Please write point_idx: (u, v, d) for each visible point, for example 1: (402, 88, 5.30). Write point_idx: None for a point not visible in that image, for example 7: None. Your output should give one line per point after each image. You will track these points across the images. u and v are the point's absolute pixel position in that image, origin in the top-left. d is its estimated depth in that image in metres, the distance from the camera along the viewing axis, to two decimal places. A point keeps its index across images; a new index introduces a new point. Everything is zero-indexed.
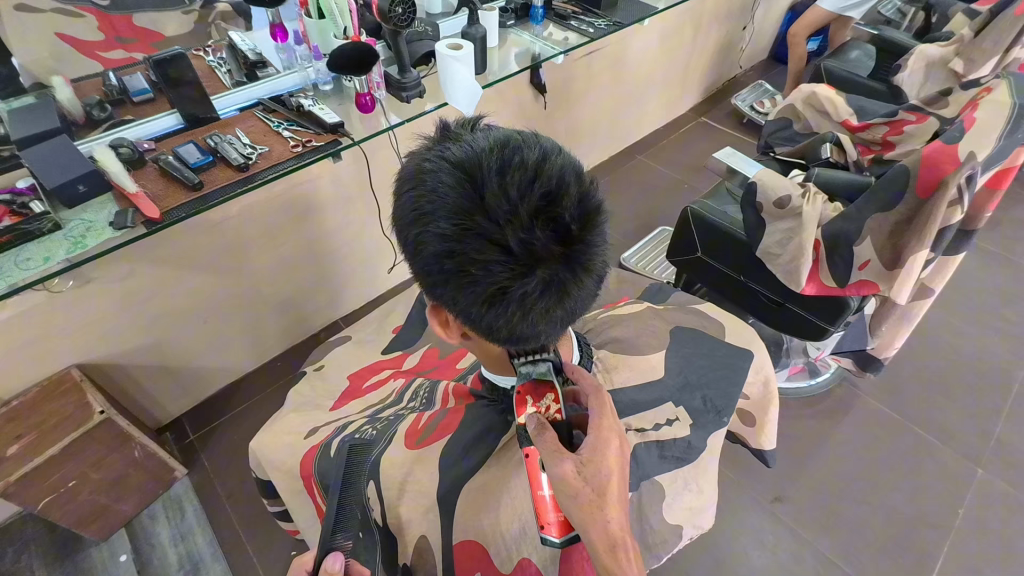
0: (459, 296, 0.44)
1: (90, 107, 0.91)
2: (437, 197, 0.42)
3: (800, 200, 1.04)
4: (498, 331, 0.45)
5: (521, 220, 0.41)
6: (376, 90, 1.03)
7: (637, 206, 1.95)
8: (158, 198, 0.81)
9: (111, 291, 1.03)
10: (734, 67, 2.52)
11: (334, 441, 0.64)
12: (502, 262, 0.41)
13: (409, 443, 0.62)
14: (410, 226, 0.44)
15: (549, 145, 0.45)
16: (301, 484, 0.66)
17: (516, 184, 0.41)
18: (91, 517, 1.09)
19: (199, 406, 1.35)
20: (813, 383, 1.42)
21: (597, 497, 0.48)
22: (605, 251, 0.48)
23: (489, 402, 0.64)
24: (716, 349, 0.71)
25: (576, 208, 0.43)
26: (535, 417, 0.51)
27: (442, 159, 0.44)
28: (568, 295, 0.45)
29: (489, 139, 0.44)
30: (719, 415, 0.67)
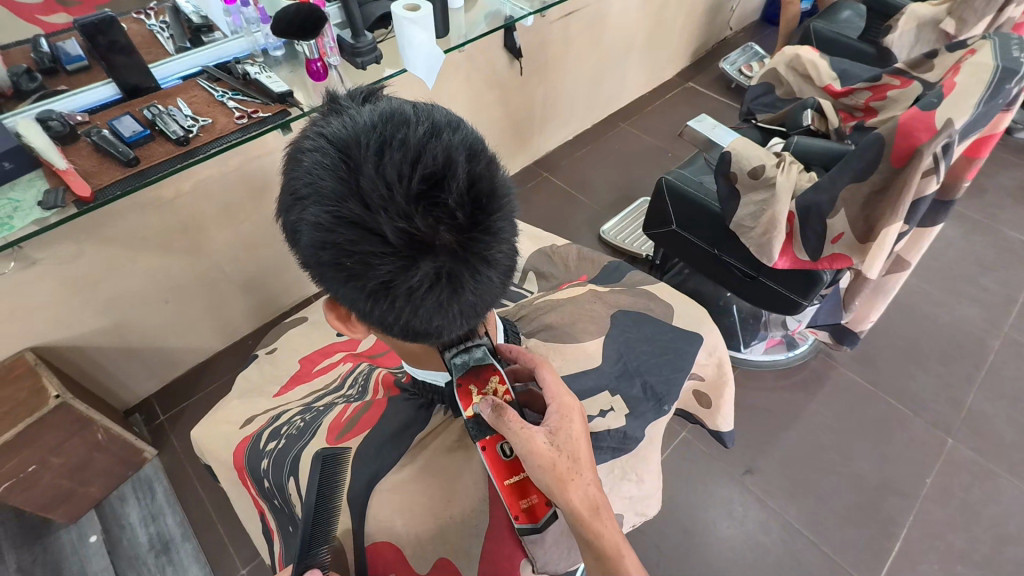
0: (346, 290, 0.41)
1: (17, 76, 0.85)
2: (311, 181, 0.39)
3: (774, 171, 1.00)
4: (388, 324, 0.42)
5: (399, 207, 0.37)
6: (329, 56, 0.96)
7: (618, 176, 1.91)
8: (91, 175, 0.77)
9: (60, 272, 0.99)
10: (723, 28, 2.42)
11: (264, 434, 0.65)
12: (380, 253, 0.38)
13: (329, 438, 0.60)
14: (291, 212, 0.41)
15: (442, 118, 0.41)
16: (238, 474, 0.67)
17: (394, 166, 0.37)
18: (56, 501, 1.08)
19: (168, 387, 1.33)
20: (790, 356, 1.41)
21: (569, 462, 0.50)
22: (512, 237, 0.44)
23: (410, 396, 0.62)
24: (662, 333, 0.68)
25: (466, 193, 0.39)
26: (488, 401, 0.48)
27: (321, 137, 0.40)
28: (463, 289, 0.42)
29: (373, 113, 0.40)
30: (660, 403, 0.65)
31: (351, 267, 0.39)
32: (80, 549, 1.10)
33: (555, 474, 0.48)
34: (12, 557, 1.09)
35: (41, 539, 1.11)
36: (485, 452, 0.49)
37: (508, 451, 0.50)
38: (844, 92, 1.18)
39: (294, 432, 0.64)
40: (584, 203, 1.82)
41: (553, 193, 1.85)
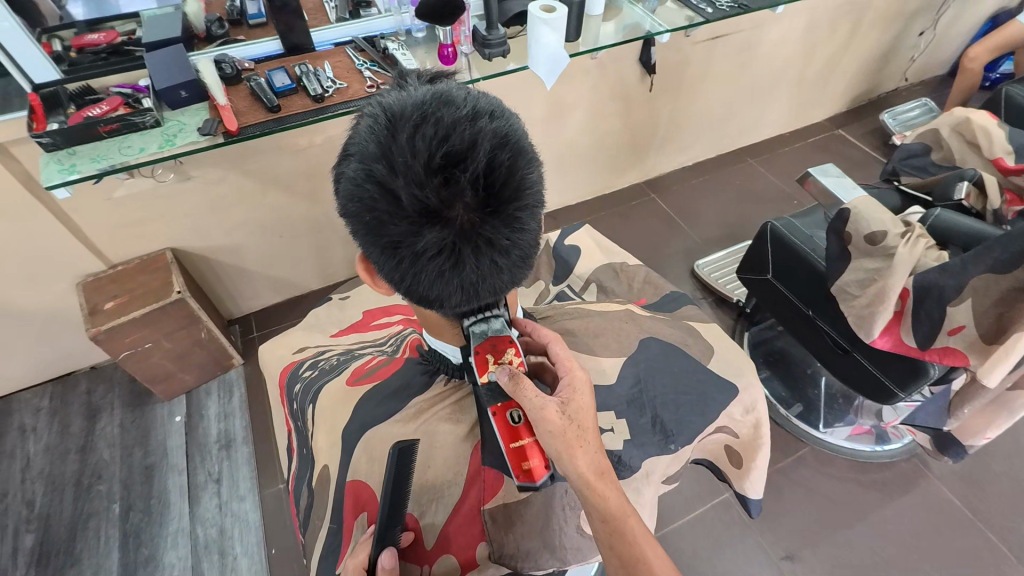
0: (366, 242, 0.45)
1: (210, 24, 1.01)
2: (359, 141, 0.43)
3: (897, 240, 0.89)
4: (395, 281, 0.46)
5: (417, 177, 0.40)
6: (462, 44, 1.03)
7: (730, 213, 1.80)
8: (241, 113, 0.90)
9: (206, 191, 1.17)
10: (896, 78, 2.17)
11: (307, 365, 0.74)
12: (393, 214, 0.41)
13: (348, 379, 0.67)
14: (342, 165, 0.46)
15: (486, 107, 0.43)
16: (282, 394, 0.76)
17: (423, 138, 0.40)
18: (159, 378, 1.27)
19: (266, 309, 1.51)
20: (878, 450, 1.25)
21: (577, 431, 0.53)
22: (528, 231, 0.46)
23: (422, 362, 0.65)
24: (691, 372, 0.65)
25: (484, 179, 0.41)
26: (504, 369, 0.51)
27: (378, 106, 0.44)
28: (464, 266, 0.44)
29: (428, 91, 0.43)
30: (667, 441, 0.62)
31: (370, 223, 0.43)
32: (167, 424, 1.30)
33: (564, 440, 0.52)
34: (120, 413, 1.31)
35: (142, 406, 1.32)
36: (494, 418, 0.51)
37: (518, 418, 0.51)
38: (1016, 170, 1.02)
39: (327, 367, 0.72)
40: (685, 233, 1.74)
41: (656, 216, 1.79)
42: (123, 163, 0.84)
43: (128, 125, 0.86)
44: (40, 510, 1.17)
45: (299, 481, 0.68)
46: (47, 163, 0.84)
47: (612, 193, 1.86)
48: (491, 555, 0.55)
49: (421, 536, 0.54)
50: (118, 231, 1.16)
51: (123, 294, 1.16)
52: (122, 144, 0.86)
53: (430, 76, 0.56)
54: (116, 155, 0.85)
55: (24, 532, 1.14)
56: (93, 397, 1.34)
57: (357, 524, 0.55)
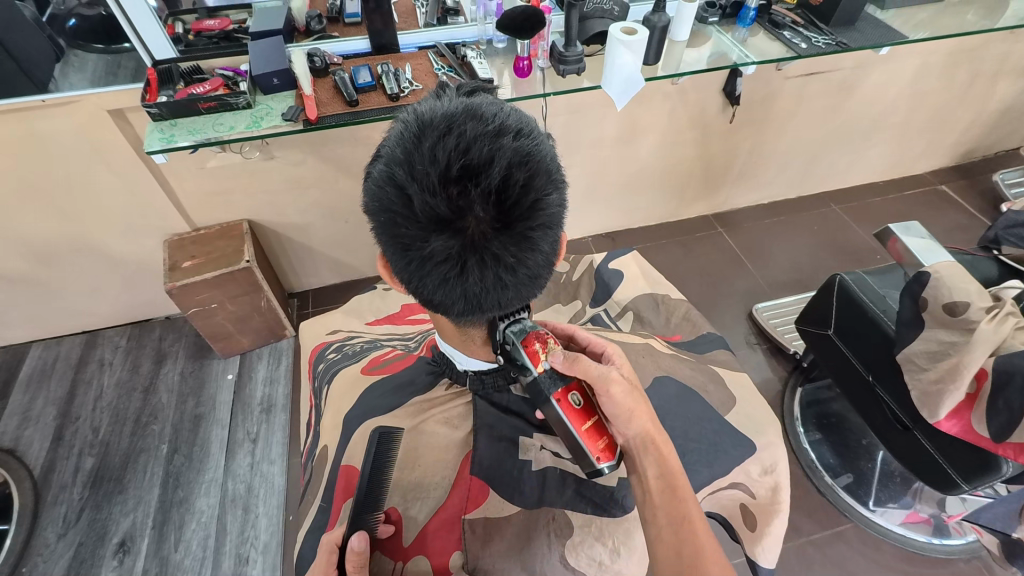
0: (382, 240, 0.47)
1: (310, 19, 1.09)
2: (388, 143, 0.45)
3: (980, 314, 0.79)
4: (405, 280, 0.48)
5: (433, 186, 0.41)
6: (538, 57, 1.06)
7: (801, 259, 1.70)
8: (323, 104, 0.96)
9: (285, 172, 1.26)
10: (1017, 137, 1.96)
11: (334, 348, 0.79)
12: (407, 216, 0.43)
13: (364, 367, 0.71)
14: (372, 164, 0.48)
15: (514, 124, 0.43)
16: (310, 371, 0.80)
17: (444, 149, 0.41)
18: (219, 336, 1.38)
19: (324, 288, 1.60)
20: (934, 543, 1.13)
21: (638, 393, 0.58)
22: (540, 251, 0.46)
23: (432, 365, 0.67)
24: (706, 421, 0.63)
25: (498, 195, 0.42)
26: (556, 353, 0.53)
27: (413, 112, 0.46)
28: (470, 276, 0.44)
29: (460, 102, 0.45)
30: None
31: (386, 223, 0.45)
32: (219, 379, 1.40)
33: (632, 402, 0.56)
34: (182, 362, 1.43)
35: (201, 359, 1.44)
36: (562, 404, 0.51)
37: (579, 401, 0.53)
38: None
39: (350, 352, 0.77)
40: (749, 273, 1.66)
41: (719, 251, 1.72)
42: (215, 138, 0.92)
43: (224, 104, 0.94)
44: (102, 437, 1.29)
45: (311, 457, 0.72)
46: (152, 131, 0.93)
47: (677, 221, 1.81)
48: (464, 565, 0.54)
49: (400, 532, 0.55)
50: (205, 199, 1.27)
51: (200, 255, 1.27)
52: (217, 121, 0.94)
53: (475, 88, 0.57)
54: (210, 130, 0.93)
55: (86, 455, 1.27)
56: (163, 344, 1.47)
57: (343, 508, 0.57)
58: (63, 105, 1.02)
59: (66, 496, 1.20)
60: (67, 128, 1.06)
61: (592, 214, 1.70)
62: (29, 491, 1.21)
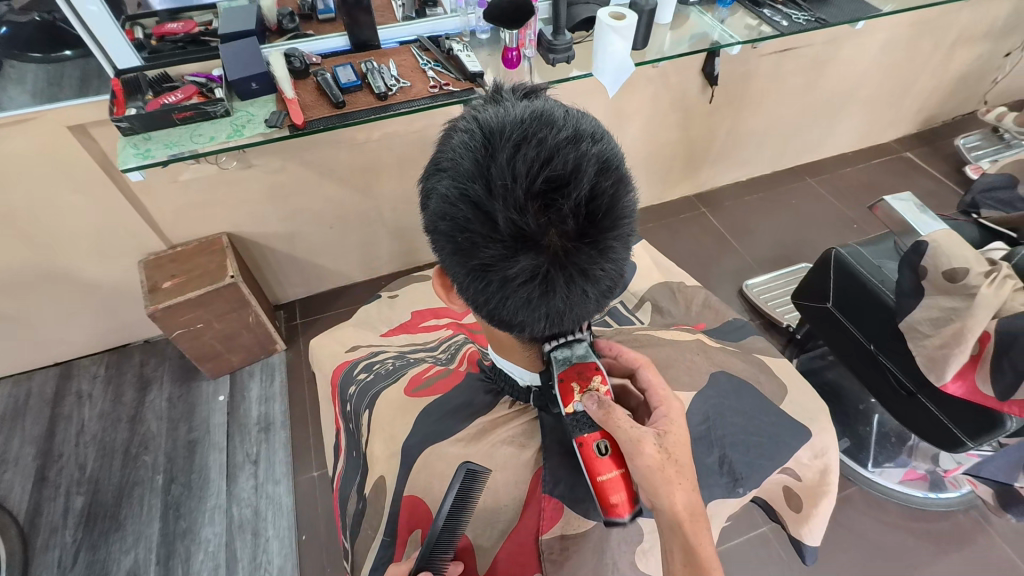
0: (451, 261, 0.46)
1: (282, 17, 1.03)
2: (452, 157, 0.43)
3: (980, 279, 0.82)
4: (479, 302, 0.47)
5: (517, 201, 0.40)
6: (526, 47, 1.02)
7: (784, 233, 1.73)
8: (308, 107, 0.91)
9: (266, 180, 1.20)
10: (974, 101, 2.04)
11: (361, 364, 0.76)
12: (487, 235, 0.42)
13: (407, 389, 0.68)
14: (429, 179, 0.47)
15: (587, 130, 0.43)
16: (332, 391, 0.78)
17: (524, 160, 0.40)
18: (207, 357, 1.31)
19: (311, 297, 1.54)
20: (931, 497, 1.18)
21: (675, 465, 0.53)
22: (619, 260, 0.46)
23: (485, 378, 0.67)
24: (761, 413, 0.63)
25: (583, 207, 0.41)
26: (592, 397, 0.50)
27: (473, 120, 0.45)
28: (555, 294, 0.44)
29: (526, 108, 0.44)
30: (734, 484, 0.61)
31: (461, 244, 0.44)
32: (210, 402, 1.34)
33: (662, 476, 0.52)
34: (168, 387, 1.36)
35: (189, 382, 1.37)
36: (580, 448, 0.50)
37: (605, 449, 0.49)
38: None
39: (382, 371, 0.73)
40: (736, 251, 1.69)
41: (705, 231, 1.74)
42: (193, 151, 0.86)
43: (202, 114, 0.88)
44: (90, 474, 1.22)
45: (345, 480, 0.70)
46: (124, 147, 0.87)
47: (661, 204, 1.82)
48: None
49: (471, 563, 0.57)
50: (181, 214, 1.20)
51: (182, 274, 1.20)
52: (194, 132, 0.89)
53: (516, 86, 0.56)
54: (188, 142, 0.87)
55: (75, 494, 1.19)
56: (145, 369, 1.39)
57: (410, 540, 0.57)
58: (18, 123, 0.94)
59: (59, 540, 1.13)
60: (24, 149, 0.97)
61: None
62: (16, 539, 1.13)
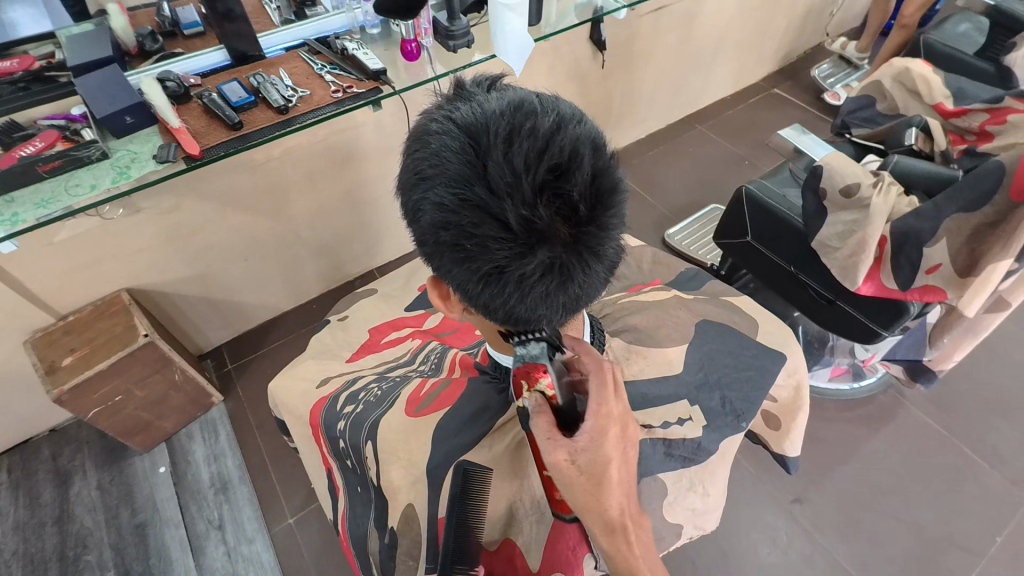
0: (458, 270, 0.46)
1: (142, 38, 0.92)
2: (440, 163, 0.43)
3: (870, 190, 0.93)
4: (493, 306, 0.47)
5: (524, 195, 0.41)
6: (423, 37, 0.98)
7: (690, 180, 1.85)
8: (200, 134, 0.82)
9: (161, 223, 1.08)
10: (819, 34, 2.28)
11: (344, 395, 0.71)
12: (498, 235, 0.42)
13: (409, 409, 0.65)
14: (413, 190, 0.46)
15: (568, 114, 0.45)
16: (311, 431, 0.74)
17: (523, 153, 0.41)
18: (135, 429, 1.17)
19: (238, 339, 1.42)
20: (856, 388, 1.34)
21: (590, 483, 0.49)
22: (620, 234, 0.48)
23: (490, 378, 0.66)
24: (744, 348, 0.69)
25: (585, 189, 0.43)
26: (534, 397, 0.52)
27: (450, 122, 0.45)
28: (572, 280, 0.46)
29: (503, 102, 0.44)
30: (738, 420, 0.66)
31: (469, 250, 0.44)
32: (151, 477, 1.20)
33: (576, 490, 0.50)
34: (95, 474, 1.20)
35: (119, 462, 1.22)
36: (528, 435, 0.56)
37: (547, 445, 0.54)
38: (957, 113, 1.09)
39: (372, 399, 0.69)
40: (651, 205, 1.78)
41: None
42: (74, 206, 0.75)
43: (74, 161, 0.77)
44: None
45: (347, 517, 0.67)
46: None
47: None
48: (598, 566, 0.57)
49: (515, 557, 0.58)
50: (66, 279, 1.05)
51: (82, 345, 1.06)
52: (70, 183, 0.77)
53: (472, 78, 0.56)
54: (64, 196, 0.76)
55: None
56: (60, 461, 1.22)
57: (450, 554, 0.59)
58: None
59: None
60: None
61: None
62: None
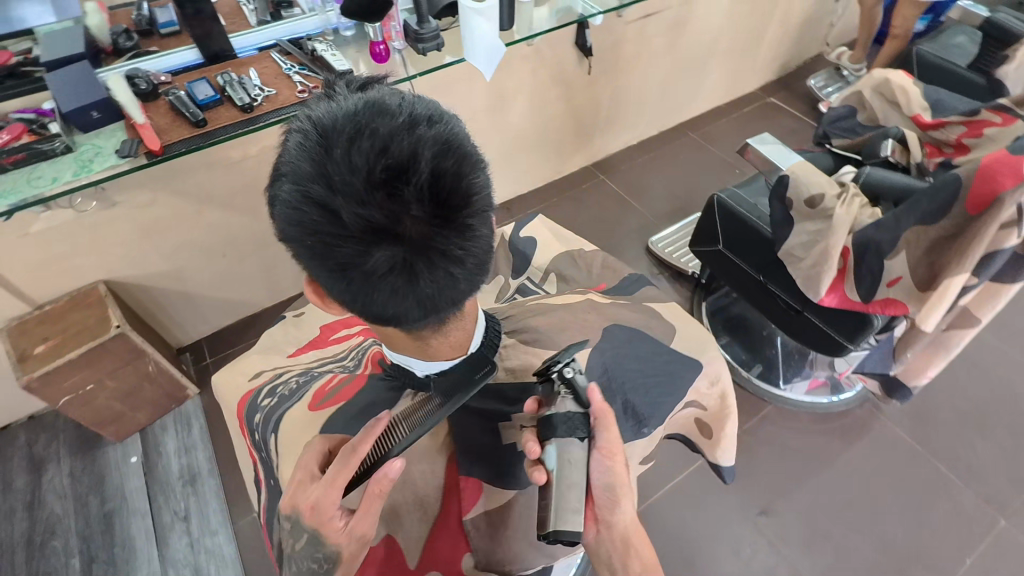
0: (313, 266, 0.48)
1: (117, 36, 0.93)
2: (292, 162, 0.45)
3: (834, 202, 0.93)
4: (349, 301, 0.49)
5: (359, 195, 0.43)
6: (394, 39, 1.01)
7: (678, 187, 1.85)
8: (163, 131, 0.84)
9: (136, 217, 1.10)
10: (818, 44, 2.26)
11: (263, 389, 0.74)
12: (337, 233, 0.44)
13: (311, 403, 0.67)
14: (276, 187, 0.48)
15: (423, 114, 0.46)
16: (238, 425, 0.76)
17: (359, 153, 0.42)
18: (107, 419, 1.19)
19: (217, 333, 1.44)
20: (834, 400, 1.33)
21: (628, 473, 0.59)
22: (482, 236, 0.49)
23: (386, 377, 0.66)
24: (658, 353, 0.69)
25: (425, 190, 0.44)
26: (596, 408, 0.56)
27: (308, 121, 0.47)
28: (420, 280, 0.47)
29: (359, 102, 0.46)
30: (640, 425, 0.66)
31: (317, 247, 0.46)
32: (122, 467, 1.22)
33: (623, 480, 0.58)
34: (68, 462, 1.22)
35: (92, 451, 1.24)
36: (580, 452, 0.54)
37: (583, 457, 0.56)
38: (934, 124, 1.08)
39: (287, 392, 0.72)
40: (636, 211, 1.77)
41: (606, 197, 1.81)
42: (37, 197, 0.77)
43: (36, 154, 0.80)
44: None
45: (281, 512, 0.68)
46: None
47: (562, 177, 1.87)
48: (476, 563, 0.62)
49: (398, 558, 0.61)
50: (42, 269, 1.07)
51: (55, 335, 1.08)
52: (33, 175, 0.79)
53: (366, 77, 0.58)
54: (27, 188, 0.78)
55: None
56: (36, 448, 1.24)
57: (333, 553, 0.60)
58: None
59: None
60: None
61: None
62: None
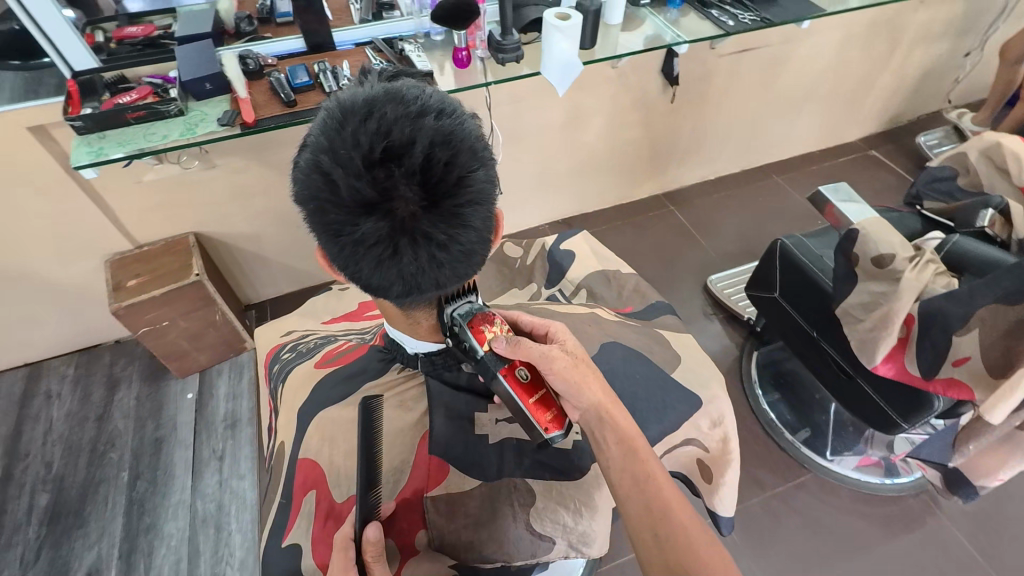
0: (315, 228, 0.53)
1: (240, 20, 1.06)
2: (312, 133, 0.50)
3: (904, 264, 0.85)
4: (342, 266, 0.54)
5: (358, 170, 0.47)
6: (477, 48, 1.07)
7: (749, 229, 1.77)
8: (259, 106, 0.94)
9: (229, 180, 1.23)
10: (938, 100, 2.08)
11: (288, 346, 0.85)
12: (336, 202, 0.49)
13: (318, 361, 0.77)
14: (299, 153, 0.53)
15: (433, 106, 0.49)
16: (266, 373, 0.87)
17: (365, 133, 0.47)
18: (174, 355, 1.33)
19: (281, 297, 1.57)
20: (887, 483, 1.21)
21: (583, 366, 0.63)
22: (470, 227, 0.52)
23: (382, 349, 0.74)
24: (650, 378, 0.71)
25: (419, 175, 0.48)
26: (500, 338, 0.59)
27: (334, 99, 0.51)
28: (405, 256, 0.51)
29: (379, 87, 0.50)
30: None
31: (319, 212, 0.51)
32: (178, 400, 1.36)
33: (575, 372, 0.62)
34: (137, 386, 1.38)
35: (158, 381, 1.38)
36: (507, 378, 0.58)
37: (525, 375, 0.59)
38: None
39: (303, 350, 0.82)
40: (700, 247, 1.72)
41: (671, 228, 1.77)
42: (147, 148, 0.89)
43: (154, 113, 0.91)
44: (56, 472, 1.23)
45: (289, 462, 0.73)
46: (79, 146, 0.90)
47: (629, 202, 1.85)
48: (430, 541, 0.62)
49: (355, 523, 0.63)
50: (147, 214, 1.23)
51: (146, 273, 1.23)
52: (149, 131, 0.91)
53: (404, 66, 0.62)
54: (141, 140, 0.90)
55: (40, 492, 1.21)
56: (115, 369, 1.41)
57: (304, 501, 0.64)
58: None
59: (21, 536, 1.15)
60: None
61: (547, 202, 1.73)
62: None
